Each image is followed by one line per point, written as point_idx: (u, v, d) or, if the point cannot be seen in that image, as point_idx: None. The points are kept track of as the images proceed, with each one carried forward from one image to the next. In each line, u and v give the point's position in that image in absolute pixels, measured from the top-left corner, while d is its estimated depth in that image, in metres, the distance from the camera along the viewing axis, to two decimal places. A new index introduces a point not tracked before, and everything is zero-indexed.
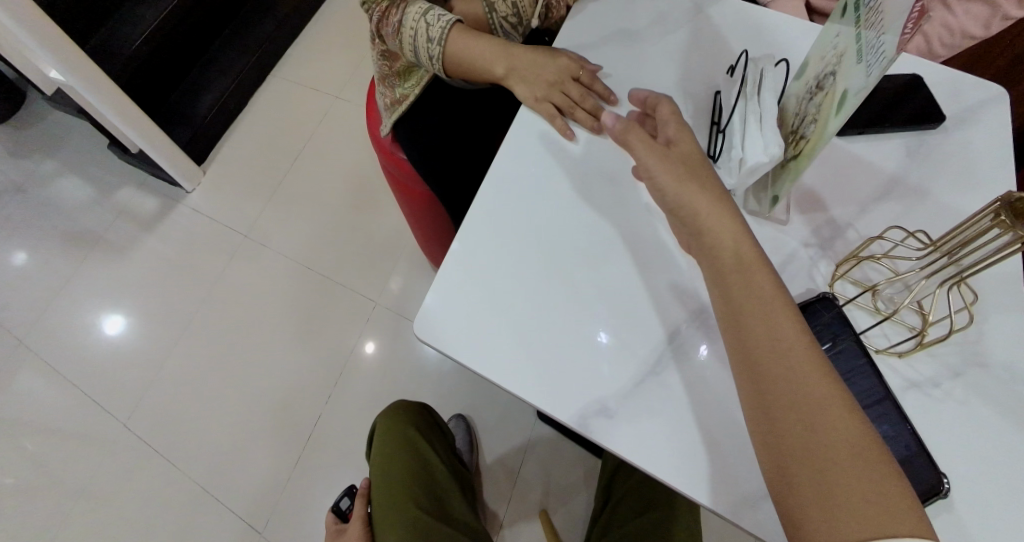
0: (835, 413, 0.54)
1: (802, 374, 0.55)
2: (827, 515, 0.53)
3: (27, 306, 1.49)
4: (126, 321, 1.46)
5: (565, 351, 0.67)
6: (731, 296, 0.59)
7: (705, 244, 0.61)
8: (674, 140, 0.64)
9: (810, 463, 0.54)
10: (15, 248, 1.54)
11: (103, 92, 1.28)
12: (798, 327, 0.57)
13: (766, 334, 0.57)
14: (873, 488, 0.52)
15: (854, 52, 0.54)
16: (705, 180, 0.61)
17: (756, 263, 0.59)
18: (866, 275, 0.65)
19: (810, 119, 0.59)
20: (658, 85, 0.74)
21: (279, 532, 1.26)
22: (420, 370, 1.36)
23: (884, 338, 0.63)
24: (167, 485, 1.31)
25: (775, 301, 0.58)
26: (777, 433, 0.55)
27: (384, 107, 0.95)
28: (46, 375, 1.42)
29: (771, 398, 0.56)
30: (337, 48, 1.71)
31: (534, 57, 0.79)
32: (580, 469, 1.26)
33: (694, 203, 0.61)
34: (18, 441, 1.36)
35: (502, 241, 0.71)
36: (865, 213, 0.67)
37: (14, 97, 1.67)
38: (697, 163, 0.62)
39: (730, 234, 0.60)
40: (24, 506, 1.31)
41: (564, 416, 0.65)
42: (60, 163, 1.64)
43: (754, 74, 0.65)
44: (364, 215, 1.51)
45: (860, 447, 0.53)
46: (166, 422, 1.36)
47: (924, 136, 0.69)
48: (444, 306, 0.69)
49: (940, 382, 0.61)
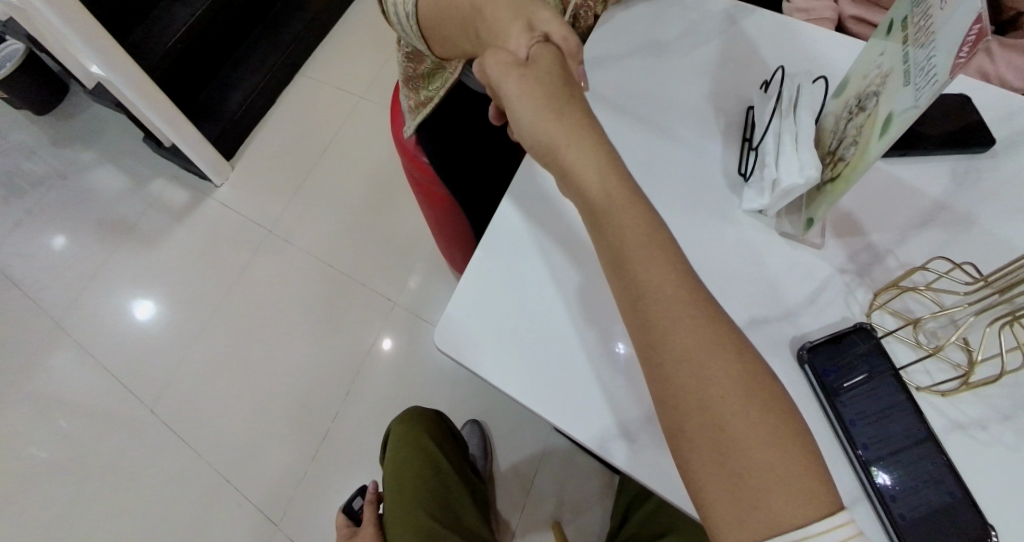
0: (741, 390, 0.51)
1: (702, 351, 0.52)
2: (745, 506, 0.50)
3: (58, 288, 1.50)
4: (156, 307, 1.47)
5: (586, 372, 0.64)
6: (626, 265, 0.54)
7: (591, 207, 0.56)
8: (533, 56, 0.60)
9: (723, 452, 0.51)
10: (52, 232, 1.56)
11: (140, 89, 1.29)
12: (695, 300, 0.53)
13: (661, 305, 0.53)
14: (788, 475, 0.50)
15: (901, 72, 0.52)
16: (563, 106, 0.57)
17: (648, 229, 0.54)
18: (907, 306, 0.62)
19: (850, 140, 0.57)
20: (690, 98, 0.71)
21: (294, 526, 1.25)
22: (437, 371, 1.34)
23: (926, 375, 0.59)
24: (189, 471, 1.32)
25: (667, 267, 0.53)
26: (683, 418, 0.52)
27: (409, 109, 0.91)
28: (76, 356, 1.43)
29: (671, 378, 0.52)
30: (361, 52, 1.70)
31: (515, 13, 0.63)
32: (594, 484, 1.23)
33: (570, 156, 0.56)
34: (49, 421, 1.37)
35: (523, 257, 0.69)
36: (907, 240, 0.63)
37: (56, 88, 1.69)
38: (556, 82, 0.59)
39: (614, 195, 0.55)
40: (52, 483, 1.32)
41: (583, 437, 0.63)
42: (96, 153, 1.65)
43: (791, 91, 0.63)
44: (384, 215, 1.50)
45: (770, 425, 0.51)
46: (190, 408, 1.37)
47: (972, 161, 0.65)
48: (464, 319, 0.67)
49: (987, 425, 0.57)
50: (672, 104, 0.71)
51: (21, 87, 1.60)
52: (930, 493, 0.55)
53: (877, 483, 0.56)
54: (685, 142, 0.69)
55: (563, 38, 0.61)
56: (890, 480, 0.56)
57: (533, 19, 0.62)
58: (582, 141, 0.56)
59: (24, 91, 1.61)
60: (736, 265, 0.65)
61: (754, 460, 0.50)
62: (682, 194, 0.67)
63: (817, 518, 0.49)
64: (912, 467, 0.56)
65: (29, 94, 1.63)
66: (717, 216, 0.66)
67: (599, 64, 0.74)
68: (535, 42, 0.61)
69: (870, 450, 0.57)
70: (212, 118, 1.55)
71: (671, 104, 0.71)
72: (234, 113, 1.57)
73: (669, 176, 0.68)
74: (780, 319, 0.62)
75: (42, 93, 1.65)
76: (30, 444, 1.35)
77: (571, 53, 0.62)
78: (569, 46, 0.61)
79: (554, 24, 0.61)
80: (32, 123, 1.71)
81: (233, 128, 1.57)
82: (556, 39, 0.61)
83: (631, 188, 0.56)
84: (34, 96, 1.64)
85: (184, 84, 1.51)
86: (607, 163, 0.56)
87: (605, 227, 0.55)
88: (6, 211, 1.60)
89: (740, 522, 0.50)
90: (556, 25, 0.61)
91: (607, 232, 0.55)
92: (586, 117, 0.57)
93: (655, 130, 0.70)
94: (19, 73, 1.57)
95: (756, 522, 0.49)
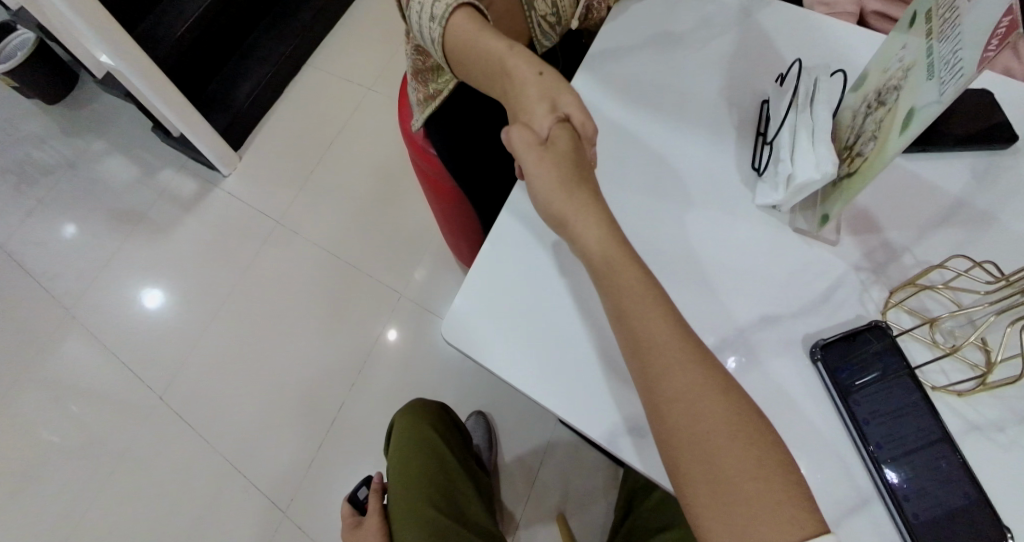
0: (732, 431, 0.52)
1: (700, 395, 0.53)
2: (735, 536, 0.50)
3: (69, 276, 1.51)
4: (165, 296, 1.47)
5: (594, 368, 0.64)
6: (623, 317, 0.56)
7: (593, 264, 0.58)
8: (552, 137, 0.62)
9: (715, 481, 0.51)
10: (63, 220, 1.57)
11: (150, 78, 1.28)
12: (695, 351, 0.54)
13: (656, 356, 0.54)
14: (776, 505, 0.50)
15: (924, 66, 0.51)
16: (575, 183, 0.60)
17: (644, 283, 0.56)
18: (924, 305, 0.61)
19: (869, 136, 0.56)
20: (703, 92, 0.70)
21: (300, 514, 1.25)
22: (443, 364, 1.34)
23: (943, 375, 0.59)
24: (197, 458, 1.32)
25: (663, 319, 0.55)
26: (677, 451, 0.53)
27: (417, 102, 0.90)
28: (87, 343, 1.43)
29: (664, 424, 0.54)
30: (369, 43, 1.70)
31: (540, 89, 0.63)
32: (599, 478, 1.22)
33: (576, 226, 0.59)
34: (61, 407, 1.38)
35: (532, 251, 0.68)
36: (925, 238, 0.63)
37: (67, 78, 1.68)
38: (572, 161, 0.61)
39: (613, 256, 0.58)
40: (63, 468, 1.33)
41: (591, 432, 0.62)
42: (106, 143, 1.65)
43: (808, 83, 0.62)
44: (391, 207, 1.50)
45: (766, 458, 0.52)
46: (199, 396, 1.37)
47: (991, 158, 0.64)
48: (472, 312, 0.67)
49: (1004, 427, 0.56)
50: (686, 98, 0.70)
51: (31, 77, 1.60)
52: (944, 494, 0.54)
53: (888, 481, 0.55)
54: (699, 136, 0.68)
55: (583, 122, 0.62)
56: (902, 479, 0.55)
57: (557, 99, 0.63)
58: (586, 209, 0.59)
59: (35, 81, 1.61)
60: (749, 261, 0.64)
61: (744, 490, 0.51)
62: (695, 188, 0.67)
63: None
64: (926, 467, 0.55)
65: (40, 84, 1.63)
66: (730, 211, 0.66)
67: (612, 56, 0.73)
68: (556, 122, 0.62)
69: (883, 448, 0.56)
70: (221, 108, 1.55)
71: (685, 97, 0.70)
72: (243, 103, 1.56)
73: (682, 171, 0.67)
74: (792, 316, 0.62)
75: (53, 83, 1.65)
76: (41, 431, 1.36)
77: (587, 138, 0.63)
78: (586, 130, 0.63)
79: (575, 107, 0.62)
80: (43, 112, 1.71)
81: (242, 118, 1.56)
82: (576, 122, 0.62)
83: (628, 248, 0.58)
84: (45, 86, 1.64)
85: (193, 74, 1.51)
86: (608, 228, 0.59)
87: (604, 282, 0.57)
88: (18, 200, 1.61)
89: None
90: (578, 110, 0.62)
91: (605, 284, 0.57)
92: (592, 191, 0.60)
93: (668, 124, 0.69)
94: (29, 63, 1.57)
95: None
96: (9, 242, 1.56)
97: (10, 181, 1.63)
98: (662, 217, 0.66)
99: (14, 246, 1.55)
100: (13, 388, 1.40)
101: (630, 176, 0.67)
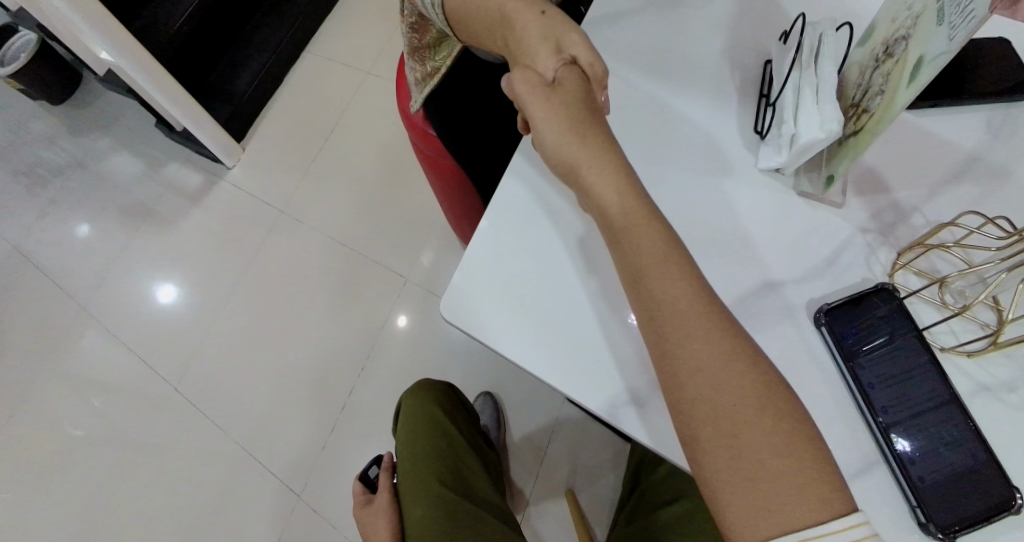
0: (739, 403, 0.51)
1: (715, 363, 0.52)
2: (750, 510, 0.50)
3: (81, 273, 1.50)
4: (178, 291, 1.46)
5: (595, 338, 0.63)
6: (642, 280, 0.54)
7: (609, 222, 0.56)
8: (559, 79, 0.58)
9: (733, 454, 0.51)
10: (75, 219, 1.56)
11: (150, 72, 1.26)
12: (714, 318, 0.53)
13: (677, 316, 0.53)
14: (796, 477, 0.49)
15: (934, 12, 0.49)
16: (585, 127, 0.57)
17: (665, 246, 0.54)
18: (933, 265, 0.60)
19: (876, 91, 0.54)
20: (707, 56, 0.68)
21: (316, 499, 1.26)
22: (450, 347, 1.33)
23: (952, 336, 0.58)
24: (212, 449, 1.32)
25: (687, 282, 0.53)
26: (689, 426, 0.52)
27: (414, 81, 0.86)
28: (100, 341, 1.43)
29: (678, 395, 0.53)
30: (367, 22, 1.66)
31: (542, 30, 0.60)
32: (607, 452, 1.22)
33: (589, 176, 0.56)
34: (78, 405, 1.38)
35: (531, 221, 0.67)
36: (934, 197, 0.61)
37: (71, 78, 1.66)
38: (580, 104, 0.58)
39: (631, 210, 0.55)
40: (82, 464, 1.33)
41: (593, 404, 0.61)
42: (112, 138, 1.63)
43: (813, 39, 0.60)
44: (395, 189, 1.48)
45: (779, 432, 0.50)
46: (211, 389, 1.37)
47: (1004, 112, 0.62)
48: (471, 288, 0.66)
49: (1015, 387, 0.56)
50: (689, 62, 0.68)
51: (34, 79, 1.57)
52: (955, 457, 0.53)
53: (896, 449, 0.54)
54: (702, 101, 0.66)
55: (590, 63, 0.59)
56: (909, 446, 0.54)
57: (561, 39, 0.59)
58: (599, 155, 0.56)
59: (39, 83, 1.58)
60: (756, 228, 0.62)
61: (757, 465, 0.50)
62: (700, 155, 0.65)
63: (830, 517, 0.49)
64: (935, 430, 0.54)
65: (43, 85, 1.60)
66: (735, 178, 0.64)
67: (611, 20, 0.70)
68: (562, 64, 0.59)
69: (890, 414, 0.55)
70: (222, 98, 1.53)
71: (689, 61, 0.68)
72: (243, 93, 1.54)
73: (685, 136, 0.66)
74: (798, 282, 0.60)
75: (57, 84, 1.63)
76: (61, 431, 1.36)
77: (597, 79, 0.59)
78: (596, 72, 0.59)
79: (582, 46, 0.59)
80: (47, 112, 1.69)
81: (243, 106, 1.55)
82: (584, 63, 0.59)
83: (646, 200, 0.55)
84: (49, 86, 1.61)
85: (191, 65, 1.48)
86: (624, 179, 0.55)
87: (621, 243, 0.55)
88: (28, 198, 1.59)
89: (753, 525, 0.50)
90: (584, 49, 0.59)
91: (622, 244, 0.55)
92: (606, 138, 0.57)
93: (672, 89, 0.67)
94: (32, 64, 1.54)
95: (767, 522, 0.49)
96: (22, 239, 1.55)
97: (19, 182, 1.61)
98: (666, 183, 0.64)
99: (26, 243, 1.55)
100: (31, 389, 1.40)
101: (629, 141, 0.66)
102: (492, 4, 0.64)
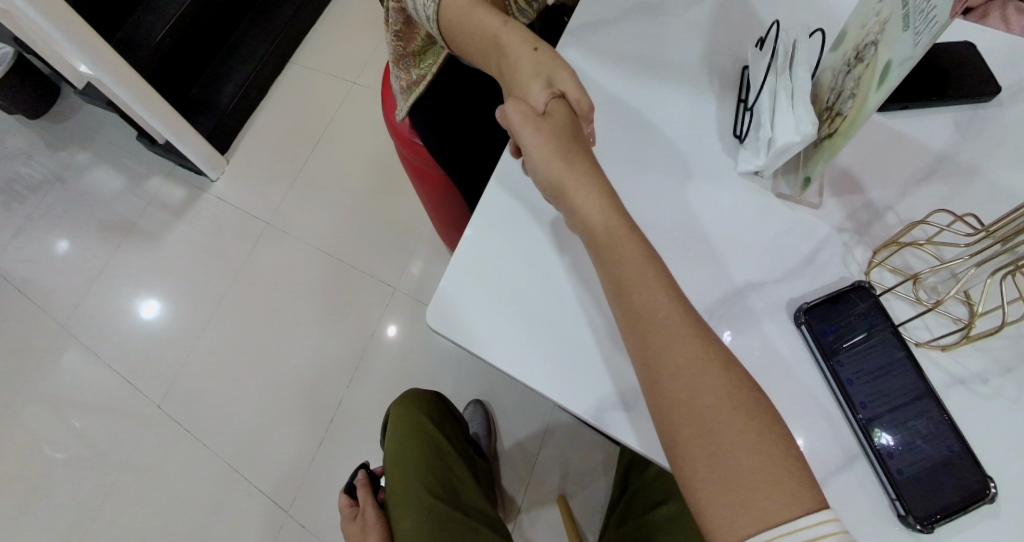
0: (724, 403, 0.52)
1: (695, 360, 0.53)
2: (732, 509, 0.50)
3: (62, 291, 1.49)
4: (163, 306, 1.45)
5: (580, 342, 0.64)
6: (624, 292, 0.56)
7: (594, 241, 0.58)
8: (550, 111, 0.61)
9: (713, 449, 0.51)
10: (56, 236, 1.54)
11: (130, 84, 1.26)
12: (696, 328, 0.54)
13: (659, 328, 0.54)
14: (778, 478, 0.50)
15: (900, 17, 0.51)
16: (574, 157, 0.59)
17: (645, 261, 0.56)
18: (907, 262, 0.61)
19: (847, 94, 0.56)
20: (688, 63, 0.69)
21: (305, 513, 1.25)
22: (439, 356, 1.34)
23: (926, 331, 0.59)
24: (198, 464, 1.31)
25: (660, 287, 0.55)
26: (673, 424, 0.53)
27: (400, 89, 0.89)
28: (81, 359, 1.42)
29: (665, 392, 0.53)
30: (354, 33, 1.67)
31: (535, 64, 0.63)
32: (598, 457, 1.23)
33: (576, 197, 0.58)
34: (60, 425, 1.37)
35: (517, 229, 0.68)
36: (907, 195, 0.63)
37: (48, 91, 1.65)
38: (569, 136, 0.60)
39: (615, 229, 0.57)
40: (65, 483, 1.32)
41: (579, 407, 0.62)
42: (93, 153, 1.62)
43: (787, 46, 0.61)
44: (382, 201, 1.48)
45: (758, 429, 0.51)
46: (197, 404, 1.36)
47: (975, 111, 0.64)
48: (458, 296, 0.66)
49: (988, 379, 0.57)
50: (671, 68, 0.69)
51: (12, 92, 1.56)
52: (930, 449, 0.55)
53: (878, 444, 0.55)
54: (682, 105, 0.68)
55: (578, 99, 0.61)
56: (891, 439, 0.55)
57: (552, 75, 0.62)
58: (586, 183, 0.58)
59: (16, 95, 1.57)
60: (737, 231, 0.64)
61: (741, 456, 0.51)
62: (681, 159, 0.66)
63: (802, 513, 0.49)
64: (911, 423, 0.56)
65: (21, 99, 1.59)
66: (716, 181, 0.65)
67: (594, 28, 0.71)
68: (552, 98, 0.61)
69: (869, 409, 0.57)
70: (206, 111, 1.53)
71: (670, 67, 0.69)
72: (227, 106, 1.54)
73: (668, 139, 0.67)
74: (777, 281, 0.62)
75: (34, 97, 1.62)
76: (42, 451, 1.35)
77: (583, 113, 0.62)
78: (582, 107, 0.62)
79: (571, 83, 0.61)
80: (27, 127, 1.68)
81: (227, 119, 1.54)
82: (572, 100, 0.61)
83: (631, 221, 0.58)
84: (26, 100, 1.60)
85: (174, 79, 1.48)
86: (609, 201, 0.58)
87: (608, 259, 0.57)
88: (6, 216, 1.58)
89: (735, 524, 0.50)
90: (574, 86, 0.61)
91: (607, 261, 0.57)
92: (593, 165, 0.59)
93: (652, 96, 0.68)
94: (8, 78, 1.53)
95: (747, 523, 0.49)
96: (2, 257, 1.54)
97: None
98: (647, 188, 0.65)
99: (6, 261, 1.53)
100: (12, 408, 1.39)
101: (613, 147, 0.67)
102: (485, 25, 0.66)
